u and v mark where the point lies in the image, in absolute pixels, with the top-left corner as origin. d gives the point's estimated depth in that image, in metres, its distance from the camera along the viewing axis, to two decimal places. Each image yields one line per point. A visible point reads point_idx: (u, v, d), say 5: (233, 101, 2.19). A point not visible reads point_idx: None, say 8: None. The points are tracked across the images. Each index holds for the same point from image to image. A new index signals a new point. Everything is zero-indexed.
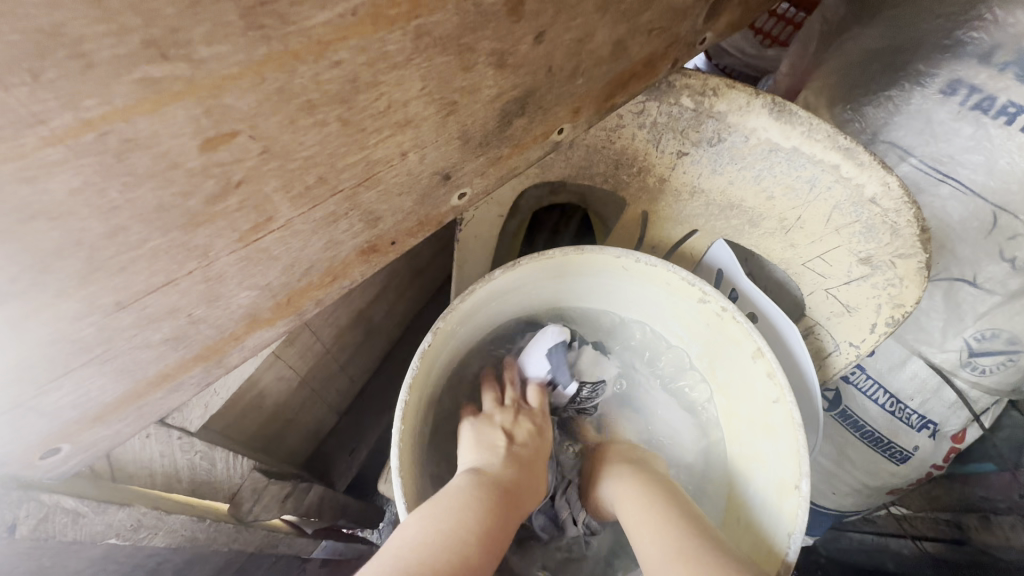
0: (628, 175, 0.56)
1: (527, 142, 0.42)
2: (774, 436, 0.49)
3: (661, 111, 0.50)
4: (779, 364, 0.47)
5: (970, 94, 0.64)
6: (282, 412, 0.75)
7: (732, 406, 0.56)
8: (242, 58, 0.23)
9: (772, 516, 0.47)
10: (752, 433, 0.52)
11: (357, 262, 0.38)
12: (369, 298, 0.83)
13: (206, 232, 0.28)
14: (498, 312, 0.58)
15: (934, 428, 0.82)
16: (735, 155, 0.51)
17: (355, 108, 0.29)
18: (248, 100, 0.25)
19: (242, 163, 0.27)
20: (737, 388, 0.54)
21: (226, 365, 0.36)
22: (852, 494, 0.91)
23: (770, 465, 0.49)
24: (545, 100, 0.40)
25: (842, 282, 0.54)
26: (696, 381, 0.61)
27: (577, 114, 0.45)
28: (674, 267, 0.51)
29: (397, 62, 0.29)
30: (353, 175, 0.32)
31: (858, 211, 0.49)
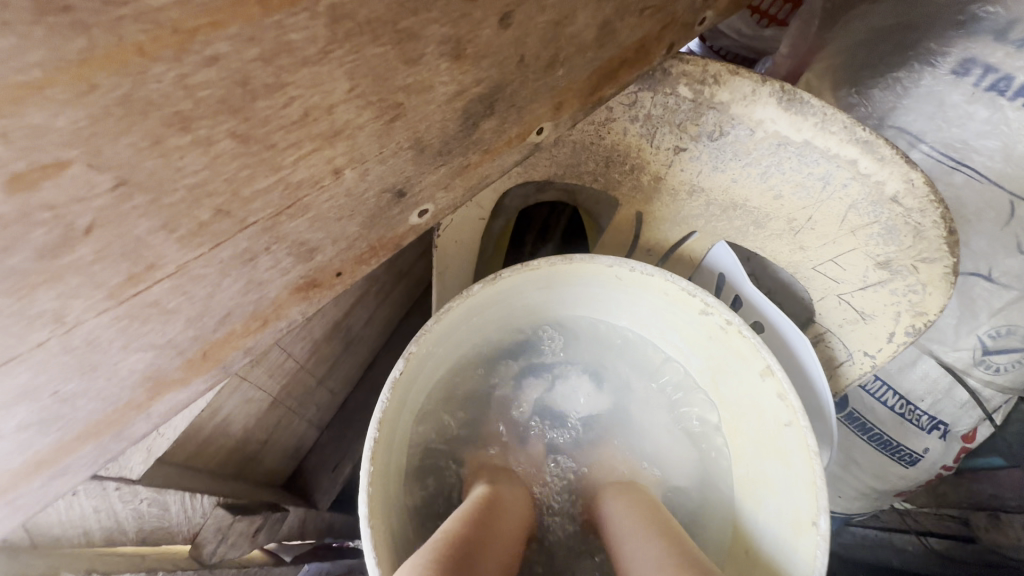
0: (619, 173, 0.50)
1: (499, 147, 0.38)
2: (786, 463, 0.44)
3: (656, 102, 0.45)
4: (791, 386, 0.43)
5: (985, 74, 0.60)
6: (254, 435, 0.70)
7: (736, 423, 0.51)
8: (47, 54, 0.20)
9: (788, 553, 0.42)
10: (760, 456, 0.48)
11: (293, 300, 0.35)
12: (345, 308, 0.77)
13: (50, 294, 0.25)
14: (479, 328, 0.52)
15: (945, 428, 0.77)
16: (739, 151, 0.45)
17: (254, 118, 0.26)
18: (71, 116, 0.22)
19: (86, 203, 0.24)
20: (743, 406, 0.49)
21: (125, 438, 0.33)
22: (859, 498, 0.87)
23: (782, 494, 0.44)
24: (518, 97, 0.35)
25: (857, 288, 0.49)
26: (697, 396, 0.56)
27: (560, 111, 0.39)
28: (673, 276, 0.46)
29: (309, 57, 0.25)
30: (267, 205, 0.29)
31: (877, 211, 0.44)
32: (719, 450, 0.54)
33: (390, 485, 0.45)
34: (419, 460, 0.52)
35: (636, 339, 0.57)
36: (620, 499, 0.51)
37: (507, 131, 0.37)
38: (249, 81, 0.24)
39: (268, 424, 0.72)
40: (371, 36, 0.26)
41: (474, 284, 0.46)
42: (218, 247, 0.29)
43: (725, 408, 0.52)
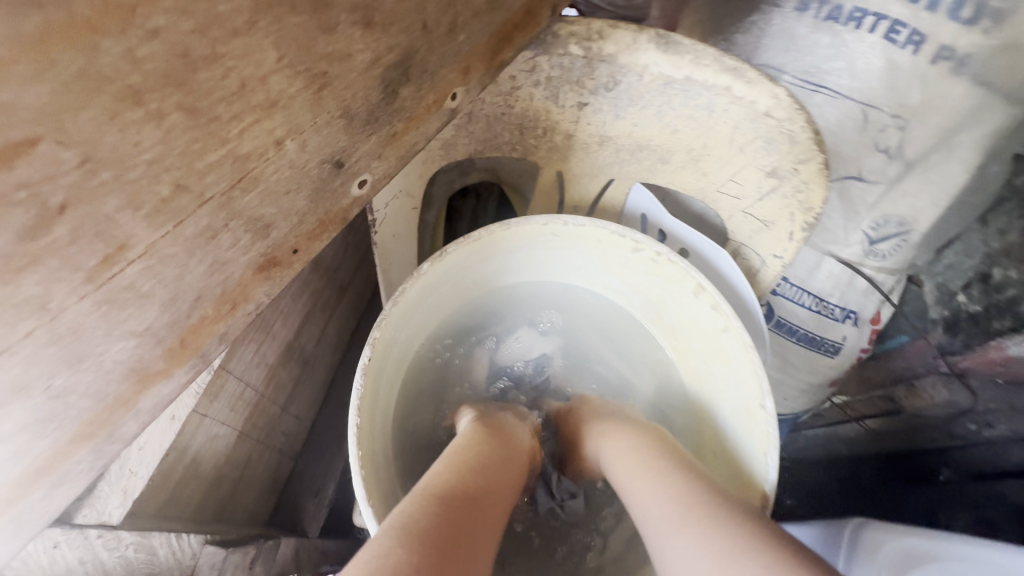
0: (535, 138, 0.55)
1: (420, 113, 0.41)
2: (730, 363, 0.50)
3: (552, 64, 0.49)
4: (720, 295, 0.48)
5: (821, 7, 0.73)
6: (227, 472, 0.68)
7: (682, 343, 0.58)
8: (13, 36, 0.25)
9: (746, 441, 0.48)
10: (709, 364, 0.54)
11: (257, 282, 0.38)
12: (294, 327, 0.76)
13: (34, 277, 0.28)
14: (433, 308, 0.54)
15: (855, 316, 0.88)
16: (633, 96, 0.51)
17: (196, 91, 0.30)
18: (38, 92, 0.26)
19: (57, 181, 0.28)
20: (685, 326, 0.55)
21: (118, 440, 0.35)
22: (800, 395, 0.96)
23: (733, 392, 0.50)
24: (428, 63, 0.40)
25: (755, 199, 0.56)
26: (643, 331, 0.62)
27: (468, 76, 0.43)
28: (601, 222, 0.50)
29: (238, 28, 0.30)
30: (219, 178, 0.33)
31: (756, 126, 0.51)
32: (672, 373, 0.60)
33: (379, 465, 0.46)
34: (401, 441, 0.54)
35: (580, 290, 0.62)
36: (614, 431, 0.49)
37: (424, 97, 0.41)
38: (188, 51, 0.29)
39: (237, 462, 0.70)
40: (289, 4, 0.32)
41: (420, 265, 0.48)
42: (182, 225, 0.33)
43: (670, 333, 0.58)
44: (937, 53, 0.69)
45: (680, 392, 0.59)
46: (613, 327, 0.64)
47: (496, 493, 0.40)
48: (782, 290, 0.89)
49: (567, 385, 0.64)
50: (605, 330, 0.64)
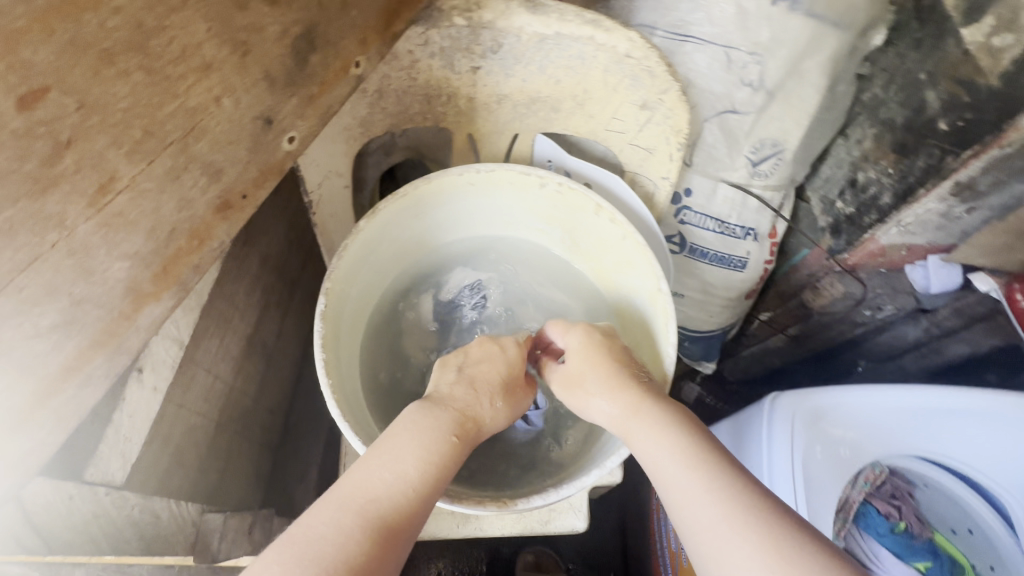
0: (441, 106, 0.64)
1: (329, 80, 0.51)
2: (635, 265, 0.60)
3: (441, 35, 0.57)
4: (615, 208, 0.58)
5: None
6: (213, 460, 0.72)
7: (598, 262, 0.67)
8: (24, 10, 0.34)
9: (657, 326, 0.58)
10: (621, 272, 0.63)
11: (217, 221, 0.48)
12: (253, 322, 0.81)
13: (55, 197, 0.38)
14: (375, 264, 0.61)
15: (754, 233, 1.02)
16: (517, 56, 0.59)
17: (152, 55, 0.40)
18: (44, 54, 0.36)
19: (64, 121, 0.37)
20: (596, 244, 0.64)
21: (126, 350, 0.46)
22: (722, 311, 1.11)
23: (642, 289, 0.60)
24: (329, 35, 0.50)
25: (637, 131, 0.66)
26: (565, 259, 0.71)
27: (367, 47, 0.53)
28: (507, 165, 0.58)
29: (174, 6, 0.40)
30: (175, 127, 0.43)
31: (622, 67, 0.60)
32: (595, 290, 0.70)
33: (349, 398, 0.54)
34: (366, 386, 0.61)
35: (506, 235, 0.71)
36: (596, 379, 0.56)
37: (331, 65, 0.51)
38: (141, 23, 0.39)
39: (220, 451, 0.74)
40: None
41: (359, 223, 0.55)
42: (153, 163, 0.43)
43: (586, 255, 0.68)
44: None
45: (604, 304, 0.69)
46: (540, 261, 0.73)
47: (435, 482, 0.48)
48: (690, 220, 1.01)
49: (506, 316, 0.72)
50: (535, 267, 0.73)
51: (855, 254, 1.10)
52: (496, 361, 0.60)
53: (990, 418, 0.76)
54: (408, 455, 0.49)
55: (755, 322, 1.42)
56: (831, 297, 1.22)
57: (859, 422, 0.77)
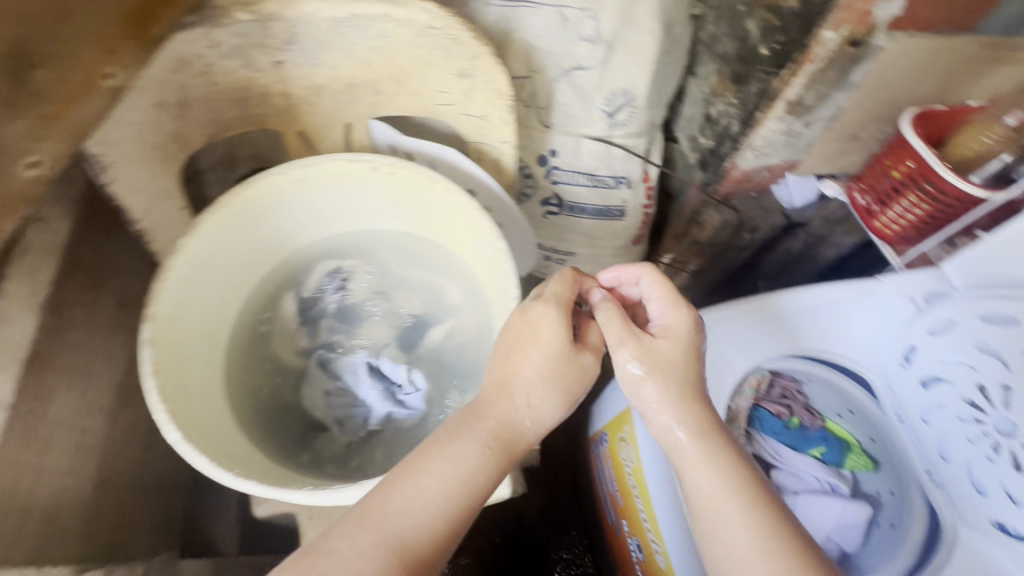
0: (258, 107, 0.62)
1: (69, 95, 0.45)
2: (478, 228, 0.61)
3: (226, 33, 0.54)
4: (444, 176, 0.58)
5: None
6: (100, 517, 0.68)
7: (454, 235, 0.67)
8: None
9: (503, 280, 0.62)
10: (473, 239, 0.63)
11: None
12: (121, 367, 0.76)
13: None
14: (215, 277, 0.60)
15: (626, 180, 1.07)
16: (316, 44, 0.58)
17: None
18: None
19: None
20: (445, 216, 0.64)
21: None
22: (615, 259, 1.16)
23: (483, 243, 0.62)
24: (49, 46, 0.42)
25: (466, 100, 0.67)
26: (426, 238, 0.71)
27: (116, 54, 0.48)
28: (330, 155, 0.58)
29: None
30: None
31: (427, 39, 0.60)
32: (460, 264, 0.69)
33: (199, 423, 0.52)
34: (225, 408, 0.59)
35: (361, 225, 0.70)
36: (667, 382, 0.62)
37: (66, 75, 0.44)
38: None
39: (110, 508, 0.70)
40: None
41: (181, 241, 0.53)
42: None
43: (442, 230, 0.67)
44: None
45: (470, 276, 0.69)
46: (402, 245, 0.72)
47: (479, 489, 0.53)
48: (563, 178, 1.04)
49: (374, 305, 0.71)
50: (398, 250, 0.72)
51: (725, 183, 1.18)
52: (536, 337, 0.59)
53: (834, 309, 0.84)
54: (461, 473, 0.53)
55: (663, 267, 1.51)
56: (712, 228, 1.29)
57: (724, 341, 0.84)
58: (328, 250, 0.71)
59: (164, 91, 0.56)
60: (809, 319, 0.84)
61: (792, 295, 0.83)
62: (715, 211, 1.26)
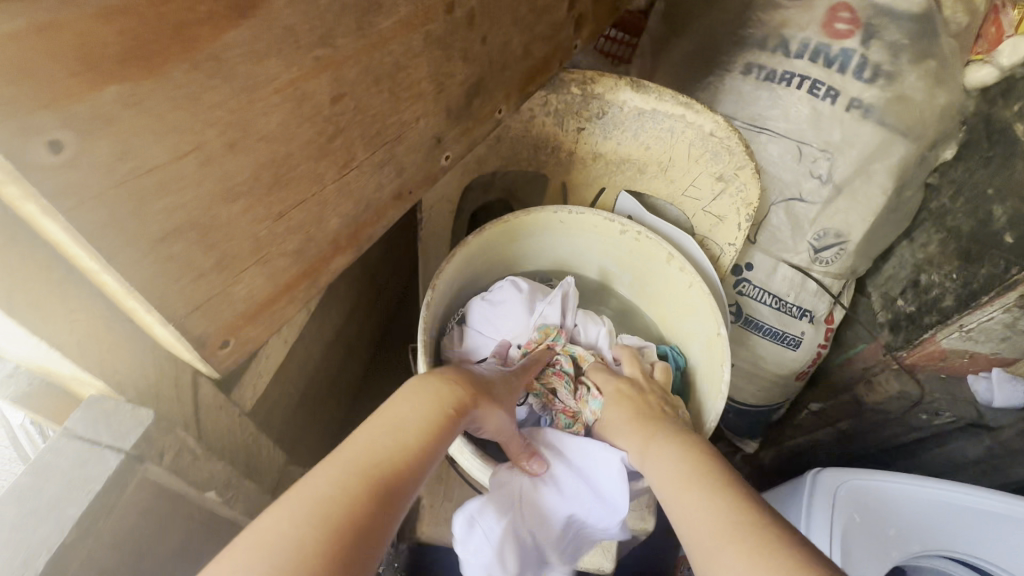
0: (546, 155, 0.76)
1: (381, 114, 0.46)
2: (639, 244, 0.71)
3: (560, 99, 0.71)
4: (652, 234, 0.68)
5: (760, 70, 1.03)
6: (306, 399, 0.84)
7: (624, 269, 0.77)
8: (138, 28, 0.29)
9: (669, 273, 0.70)
10: (640, 260, 0.73)
11: (241, 220, 0.40)
12: (344, 315, 0.91)
13: (167, 200, 0.34)
14: (459, 288, 0.72)
15: (810, 314, 1.08)
16: (617, 122, 0.72)
17: (224, 45, 0.33)
18: (119, 38, 0.29)
19: (76, 103, 0.28)
20: (621, 250, 0.74)
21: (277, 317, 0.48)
22: (771, 387, 1.13)
23: (617, 247, 0.74)
24: (343, 77, 0.41)
25: (711, 199, 0.75)
26: (613, 283, 0.80)
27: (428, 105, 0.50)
28: (596, 210, 0.69)
29: (230, 17, 0.33)
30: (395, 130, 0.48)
31: (705, 143, 0.71)
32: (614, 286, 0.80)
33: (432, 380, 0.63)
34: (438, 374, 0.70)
35: (582, 268, 0.80)
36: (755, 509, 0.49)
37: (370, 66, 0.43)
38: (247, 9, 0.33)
39: (297, 423, 0.81)
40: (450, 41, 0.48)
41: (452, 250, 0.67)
42: (374, 154, 0.48)
43: (632, 274, 0.76)
44: (849, 102, 0.98)
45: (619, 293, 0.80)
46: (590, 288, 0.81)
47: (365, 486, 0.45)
48: (748, 291, 1.08)
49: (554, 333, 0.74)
50: (594, 295, 0.82)
51: (912, 353, 1.12)
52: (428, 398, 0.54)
53: (928, 520, 0.78)
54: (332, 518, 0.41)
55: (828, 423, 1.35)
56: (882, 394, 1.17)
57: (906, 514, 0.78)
58: (549, 270, 0.81)
59: (508, 149, 0.75)
60: (909, 519, 0.78)
61: (943, 486, 0.78)
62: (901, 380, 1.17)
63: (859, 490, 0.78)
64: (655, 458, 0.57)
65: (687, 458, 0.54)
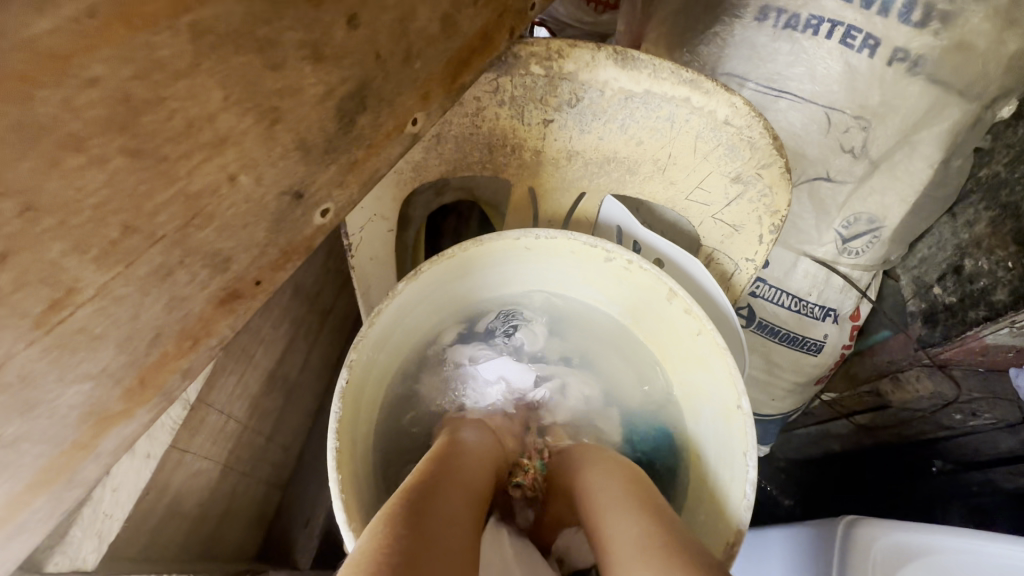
0: (504, 156, 0.57)
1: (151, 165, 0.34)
2: (631, 275, 0.54)
3: (515, 84, 0.52)
4: (648, 263, 0.51)
5: (779, 16, 0.80)
6: (232, 468, 0.69)
7: (613, 301, 0.60)
8: None
9: (667, 312, 0.54)
10: (634, 293, 0.56)
11: None
12: (276, 356, 0.75)
13: None
14: (400, 342, 0.56)
15: (835, 314, 0.92)
16: (597, 111, 0.53)
17: None
18: None
19: None
20: (607, 279, 0.57)
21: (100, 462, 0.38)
22: (788, 396, 0.98)
23: (601, 276, 0.57)
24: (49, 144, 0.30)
25: (724, 205, 0.57)
26: (598, 317, 0.64)
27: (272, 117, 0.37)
28: (573, 234, 0.51)
29: None
30: (171, 217, 0.36)
31: (717, 134, 0.53)
32: (596, 321, 0.65)
33: (354, 478, 0.47)
34: (375, 453, 0.54)
35: (560, 296, 0.63)
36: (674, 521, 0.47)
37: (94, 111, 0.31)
38: None
39: (219, 500, 0.67)
40: (234, 45, 0.34)
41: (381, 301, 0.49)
42: (133, 265, 0.36)
43: (625, 308, 0.60)
44: (892, 55, 0.76)
45: (608, 327, 0.64)
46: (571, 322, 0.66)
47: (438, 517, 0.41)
48: (762, 292, 0.92)
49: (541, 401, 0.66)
50: (576, 328, 0.67)
51: (948, 348, 0.95)
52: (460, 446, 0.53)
53: None
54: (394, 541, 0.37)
55: (845, 419, 1.22)
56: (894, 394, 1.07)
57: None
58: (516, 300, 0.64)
59: (452, 152, 0.56)
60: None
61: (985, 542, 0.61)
62: (930, 379, 1.03)
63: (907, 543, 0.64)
64: (585, 479, 0.53)
65: (616, 484, 0.51)
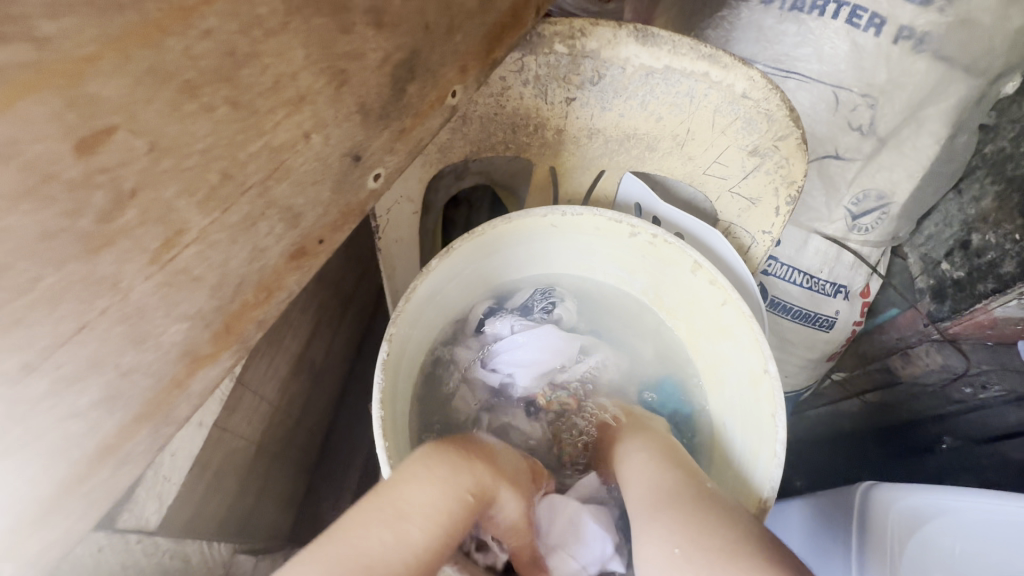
0: (526, 135, 0.59)
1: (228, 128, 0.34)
2: (655, 249, 0.56)
3: (540, 63, 0.54)
4: (672, 236, 0.52)
5: None
6: (265, 448, 0.71)
7: (636, 274, 0.62)
8: None
9: (690, 283, 0.56)
10: (657, 266, 0.58)
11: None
12: (303, 340, 0.77)
13: None
14: (433, 318, 0.57)
15: (845, 291, 0.94)
16: (618, 88, 0.55)
17: None
18: None
19: None
20: (630, 253, 0.59)
21: (172, 420, 0.40)
22: (801, 372, 1.00)
23: (625, 251, 0.59)
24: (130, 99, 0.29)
25: (740, 179, 0.58)
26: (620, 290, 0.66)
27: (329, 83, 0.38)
28: (598, 210, 0.53)
29: None
30: (260, 167, 0.37)
31: (736, 108, 0.54)
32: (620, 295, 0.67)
33: (397, 442, 0.50)
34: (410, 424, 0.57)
35: (584, 274, 0.66)
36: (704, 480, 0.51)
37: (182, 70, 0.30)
38: None
39: (254, 478, 0.69)
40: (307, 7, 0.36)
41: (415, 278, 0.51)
42: (227, 212, 0.37)
43: (648, 282, 0.62)
44: (898, 33, 0.78)
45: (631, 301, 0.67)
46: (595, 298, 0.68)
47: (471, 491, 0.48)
48: (774, 270, 0.94)
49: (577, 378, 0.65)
50: (599, 303, 0.69)
51: (959, 322, 0.98)
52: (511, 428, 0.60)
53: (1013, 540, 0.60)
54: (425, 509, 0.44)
55: (857, 399, 1.24)
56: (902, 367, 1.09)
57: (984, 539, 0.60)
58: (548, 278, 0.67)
59: (477, 133, 0.58)
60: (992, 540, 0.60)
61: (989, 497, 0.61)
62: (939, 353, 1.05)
63: (917, 507, 0.63)
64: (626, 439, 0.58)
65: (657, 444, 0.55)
